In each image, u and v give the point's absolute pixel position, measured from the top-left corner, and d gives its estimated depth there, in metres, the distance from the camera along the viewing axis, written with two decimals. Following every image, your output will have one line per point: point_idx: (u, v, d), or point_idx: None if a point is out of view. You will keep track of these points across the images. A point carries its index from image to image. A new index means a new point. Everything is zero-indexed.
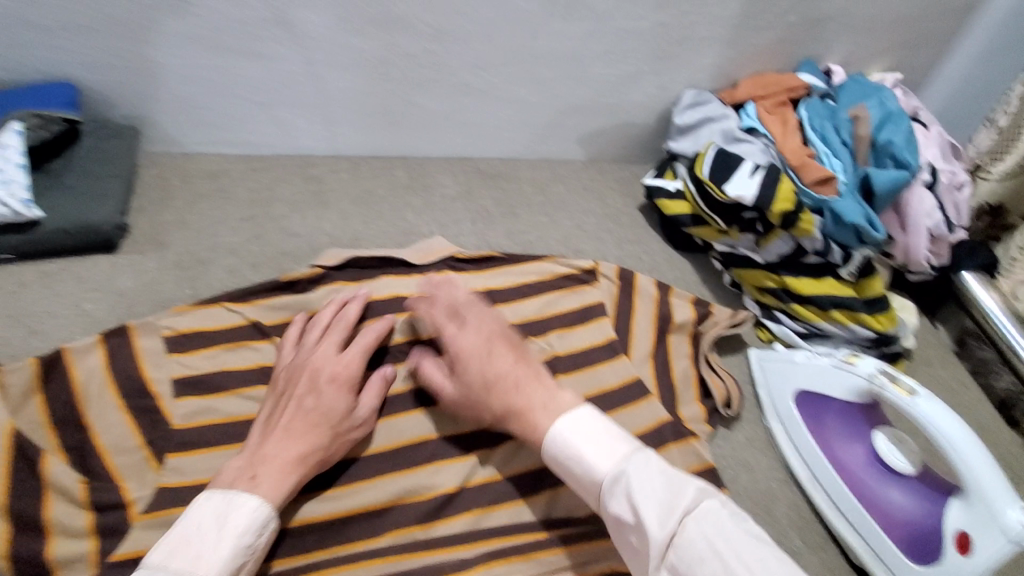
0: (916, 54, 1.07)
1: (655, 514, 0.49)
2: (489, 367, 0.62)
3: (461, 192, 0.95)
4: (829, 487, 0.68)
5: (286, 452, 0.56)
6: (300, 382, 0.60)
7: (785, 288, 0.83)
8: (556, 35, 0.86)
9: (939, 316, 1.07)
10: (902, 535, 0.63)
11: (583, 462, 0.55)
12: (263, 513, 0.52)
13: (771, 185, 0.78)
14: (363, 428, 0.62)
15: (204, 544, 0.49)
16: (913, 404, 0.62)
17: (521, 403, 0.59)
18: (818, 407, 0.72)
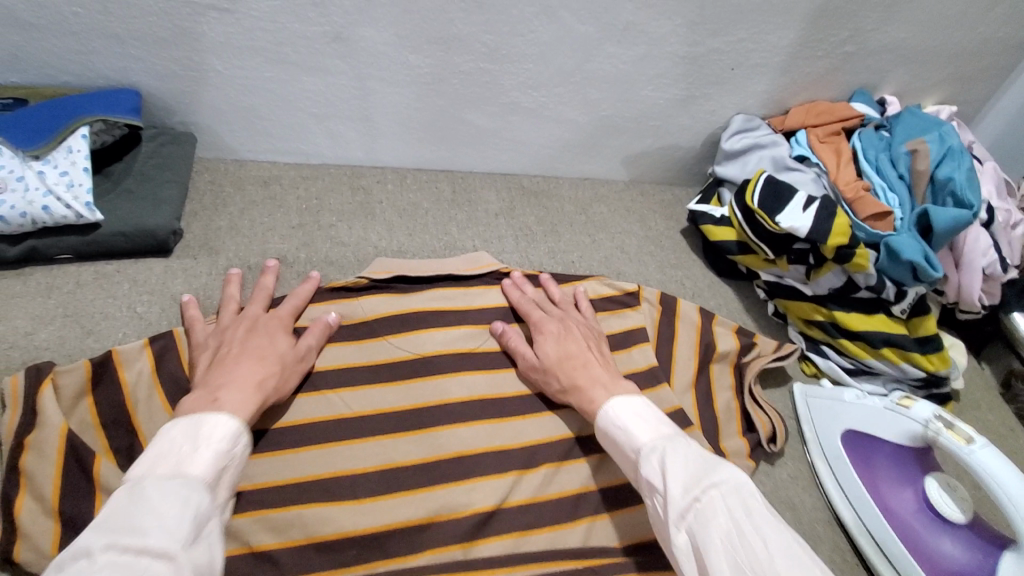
0: (972, 87, 1.05)
1: (680, 479, 0.51)
2: (564, 346, 0.70)
3: (504, 208, 0.96)
4: (877, 532, 0.66)
5: (243, 377, 0.57)
6: (238, 328, 0.63)
7: (834, 321, 0.81)
8: (609, 58, 0.86)
9: (984, 355, 1.03)
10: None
11: (627, 432, 0.59)
12: (237, 424, 0.52)
13: (826, 218, 0.77)
14: (307, 365, 0.64)
15: (182, 453, 0.48)
16: (971, 452, 0.60)
17: (586, 380, 0.66)
18: (867, 448, 0.70)
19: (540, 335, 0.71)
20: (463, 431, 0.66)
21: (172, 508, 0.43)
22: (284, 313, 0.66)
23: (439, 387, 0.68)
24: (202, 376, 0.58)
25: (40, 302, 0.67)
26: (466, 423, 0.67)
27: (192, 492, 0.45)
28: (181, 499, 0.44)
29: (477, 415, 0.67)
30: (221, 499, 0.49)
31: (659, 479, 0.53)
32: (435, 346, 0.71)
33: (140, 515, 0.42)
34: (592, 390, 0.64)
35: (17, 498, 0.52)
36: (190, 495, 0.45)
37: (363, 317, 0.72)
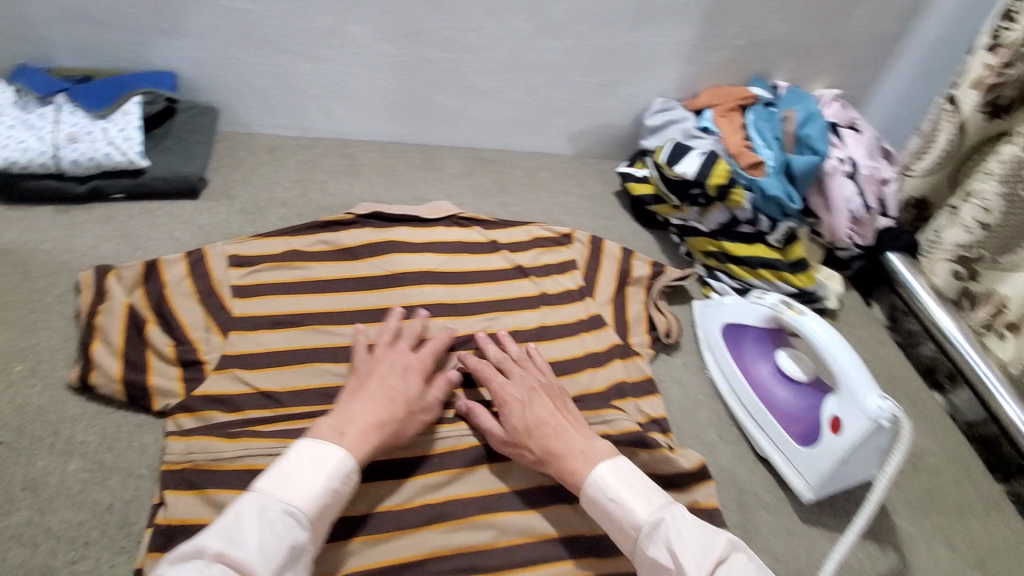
0: (856, 75, 1.27)
1: (690, 562, 0.59)
2: (529, 413, 0.73)
3: (465, 172, 1.18)
4: (743, 396, 0.85)
5: (365, 415, 0.68)
6: (381, 368, 0.74)
7: (724, 251, 1.02)
8: (545, 49, 1.09)
9: (875, 296, 1.21)
10: (794, 427, 0.79)
11: (624, 507, 0.64)
12: (348, 463, 0.63)
13: (709, 165, 0.98)
14: (430, 413, 0.74)
15: (304, 481, 0.60)
16: (801, 321, 0.78)
17: (563, 448, 0.70)
18: (738, 334, 0.89)
19: (503, 404, 0.75)
20: (424, 322, 0.87)
21: (276, 537, 0.55)
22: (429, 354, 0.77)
23: (407, 294, 0.89)
24: (343, 400, 0.71)
25: (101, 227, 0.88)
26: (430, 317, 0.88)
27: (295, 526, 0.57)
28: (285, 529, 0.56)
29: (435, 312, 0.88)
30: (317, 533, 0.60)
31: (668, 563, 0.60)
32: (411, 265, 0.93)
33: (248, 536, 0.54)
34: (568, 461, 0.69)
35: (93, 343, 0.73)
36: (293, 530, 0.57)
37: (345, 243, 0.93)
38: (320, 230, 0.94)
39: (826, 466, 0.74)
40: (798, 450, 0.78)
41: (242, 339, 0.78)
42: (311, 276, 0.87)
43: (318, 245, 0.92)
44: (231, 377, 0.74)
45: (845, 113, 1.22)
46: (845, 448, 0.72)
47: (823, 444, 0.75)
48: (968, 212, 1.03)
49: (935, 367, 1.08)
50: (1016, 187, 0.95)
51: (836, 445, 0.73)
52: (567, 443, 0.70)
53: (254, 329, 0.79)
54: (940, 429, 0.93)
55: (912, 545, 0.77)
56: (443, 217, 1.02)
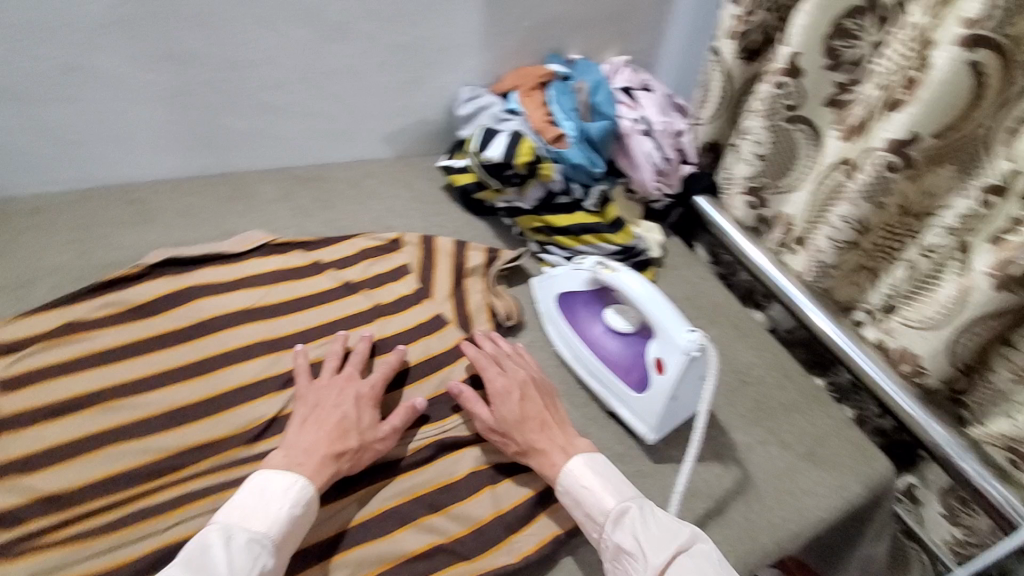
0: (642, 39, 1.36)
1: (654, 546, 0.64)
2: (522, 408, 0.77)
3: (280, 195, 1.10)
4: (585, 360, 0.88)
5: (316, 447, 0.70)
6: (336, 399, 0.75)
7: (548, 225, 1.05)
8: (335, 54, 1.05)
9: (696, 238, 1.35)
10: (629, 376, 0.83)
11: (595, 494, 0.70)
12: (306, 491, 0.66)
13: (514, 144, 1.00)
14: (384, 442, 0.74)
15: (266, 508, 0.64)
16: (614, 277, 0.83)
17: (541, 446, 0.74)
18: (571, 303, 0.92)
19: (496, 398, 0.78)
20: (245, 367, 0.80)
21: (244, 562, 0.59)
22: (381, 377, 0.79)
23: (220, 340, 0.81)
24: (296, 432, 0.72)
25: None
26: (253, 359, 0.81)
27: (261, 551, 0.60)
28: (252, 554, 0.60)
29: (256, 352, 0.81)
30: (287, 555, 0.64)
31: (631, 546, 0.64)
32: (224, 308, 0.85)
33: (219, 562, 0.58)
34: (543, 458, 0.74)
35: None
36: (260, 555, 0.60)
37: (139, 299, 0.83)
38: (105, 289, 0.83)
39: (660, 405, 0.78)
40: (637, 398, 0.82)
41: (21, 438, 0.69)
42: (101, 345, 0.78)
43: (106, 308, 0.80)
44: (12, 486, 0.66)
45: (638, 76, 1.30)
46: (672, 385, 0.77)
47: (655, 387, 0.79)
48: (746, 148, 1.14)
49: (753, 289, 1.24)
50: (776, 119, 1.08)
51: (665, 384, 0.78)
52: (548, 441, 0.75)
53: (35, 423, 0.70)
54: (761, 343, 1.03)
55: (750, 452, 0.86)
56: (255, 249, 0.94)
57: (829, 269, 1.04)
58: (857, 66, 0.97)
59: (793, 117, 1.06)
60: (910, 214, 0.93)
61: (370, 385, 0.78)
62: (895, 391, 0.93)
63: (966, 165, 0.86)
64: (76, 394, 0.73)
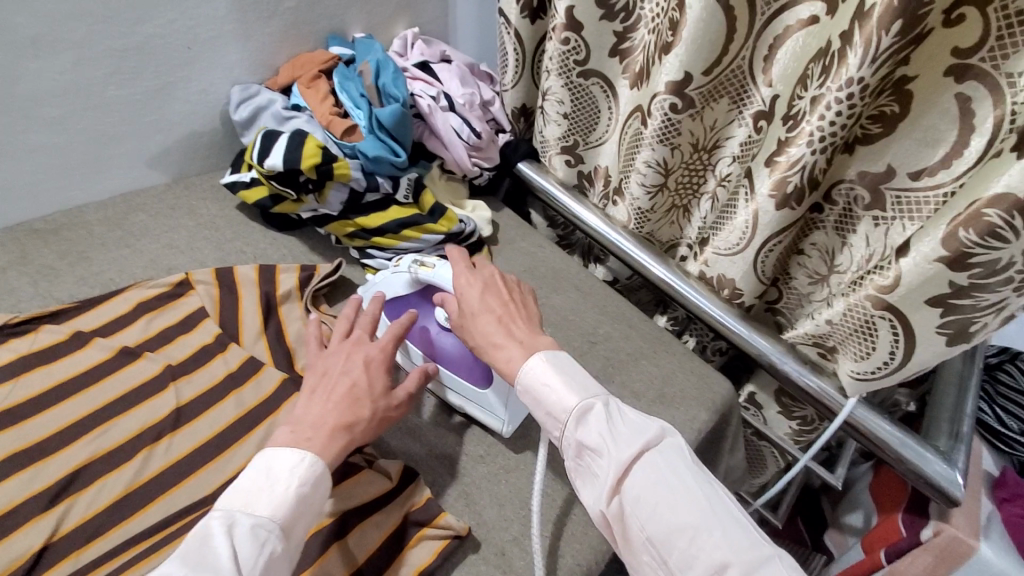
0: (429, 7, 1.28)
1: (620, 441, 0.61)
2: (484, 301, 0.76)
3: (14, 259, 0.89)
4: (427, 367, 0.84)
5: (325, 421, 0.65)
6: (344, 366, 0.71)
7: (363, 228, 0.96)
8: (39, 73, 0.84)
9: (528, 205, 1.34)
10: (470, 372, 0.80)
11: (557, 393, 0.66)
12: (316, 465, 0.60)
13: (297, 147, 0.88)
14: (398, 410, 0.71)
15: (270, 490, 0.57)
16: (433, 272, 0.83)
17: (499, 339, 0.72)
18: (402, 309, 0.88)
19: (462, 290, 0.78)
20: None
21: (249, 551, 0.52)
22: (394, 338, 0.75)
23: None
24: (305, 403, 0.67)
25: None
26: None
27: (268, 539, 0.54)
28: (259, 541, 0.53)
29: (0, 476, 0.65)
30: (295, 540, 0.58)
31: (596, 442, 0.62)
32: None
33: (222, 553, 0.51)
34: (499, 350, 0.71)
35: None
36: (267, 542, 0.54)
37: None
38: None
39: (507, 394, 0.78)
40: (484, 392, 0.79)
41: None
42: None
43: None
44: None
45: (433, 48, 1.23)
46: None
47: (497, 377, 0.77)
48: (551, 109, 1.13)
49: (591, 245, 1.26)
50: (569, 76, 1.07)
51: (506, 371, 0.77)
52: (506, 333, 0.72)
53: None
54: (602, 298, 1.04)
55: None
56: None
57: (646, 214, 1.08)
58: (628, 13, 0.98)
59: (585, 71, 1.06)
60: (701, 150, 0.98)
61: (380, 348, 0.74)
62: (722, 315, 0.99)
63: (736, 96, 0.91)
64: None
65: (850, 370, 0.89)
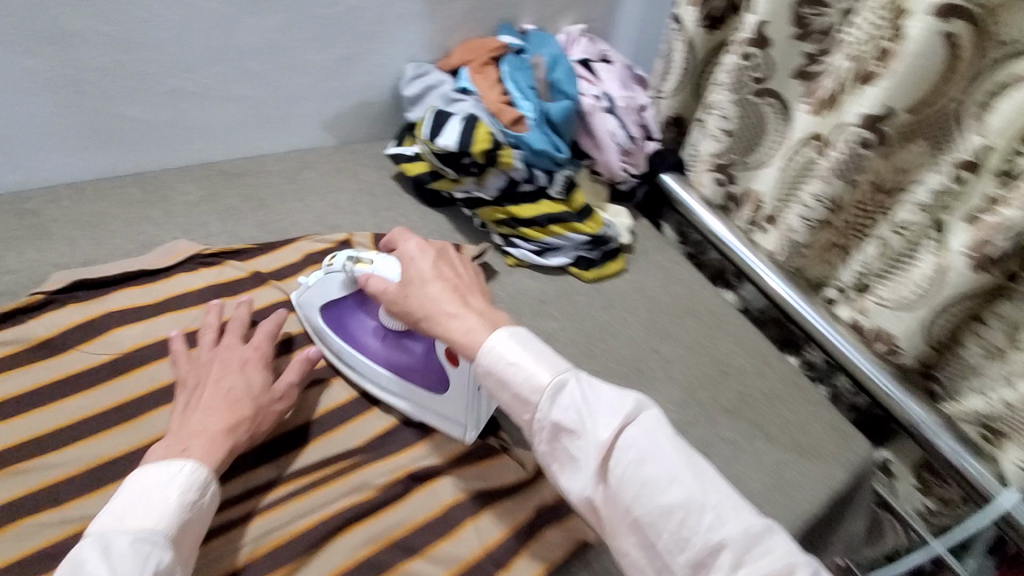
0: (597, 7, 1.27)
1: (599, 423, 0.59)
2: (435, 271, 0.71)
3: (205, 196, 0.96)
4: (375, 375, 0.79)
5: (209, 421, 0.65)
6: (214, 372, 0.70)
7: (512, 217, 0.97)
8: (253, 30, 0.90)
9: (663, 217, 1.30)
10: (426, 379, 0.77)
11: (525, 372, 0.61)
12: (200, 473, 0.60)
13: (469, 131, 0.90)
14: (284, 401, 0.72)
15: (149, 504, 0.56)
16: (369, 268, 0.74)
17: (455, 309, 0.67)
18: (339, 315, 0.81)
19: (410, 259, 0.72)
20: (38, 465, 0.64)
21: (132, 566, 0.52)
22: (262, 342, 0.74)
23: (154, 373, 0.72)
24: (181, 417, 0.66)
25: None
26: (44, 455, 0.65)
27: (154, 550, 0.54)
28: (142, 555, 0.53)
29: (40, 449, 0.65)
30: (187, 548, 0.58)
31: (573, 423, 0.59)
32: (7, 390, 0.68)
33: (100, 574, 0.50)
34: (454, 320, 0.67)
35: None
36: (153, 553, 0.54)
37: (41, 334, 0.72)
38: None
39: (465, 400, 0.74)
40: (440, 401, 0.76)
41: None
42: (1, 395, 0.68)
43: (12, 345, 0.71)
44: None
45: (595, 46, 1.22)
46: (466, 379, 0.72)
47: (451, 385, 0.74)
48: (712, 122, 1.09)
49: (723, 269, 1.21)
50: (743, 93, 1.03)
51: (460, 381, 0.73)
52: (462, 303, 0.68)
53: None
54: (738, 329, 1.00)
55: (738, 452, 0.84)
56: (54, 294, 0.76)
57: (801, 246, 1.02)
58: (826, 36, 0.92)
59: (761, 89, 1.01)
60: (882, 191, 0.91)
61: (254, 349, 0.74)
62: (872, 370, 0.93)
63: (937, 141, 0.83)
64: None
65: (1016, 459, 0.83)
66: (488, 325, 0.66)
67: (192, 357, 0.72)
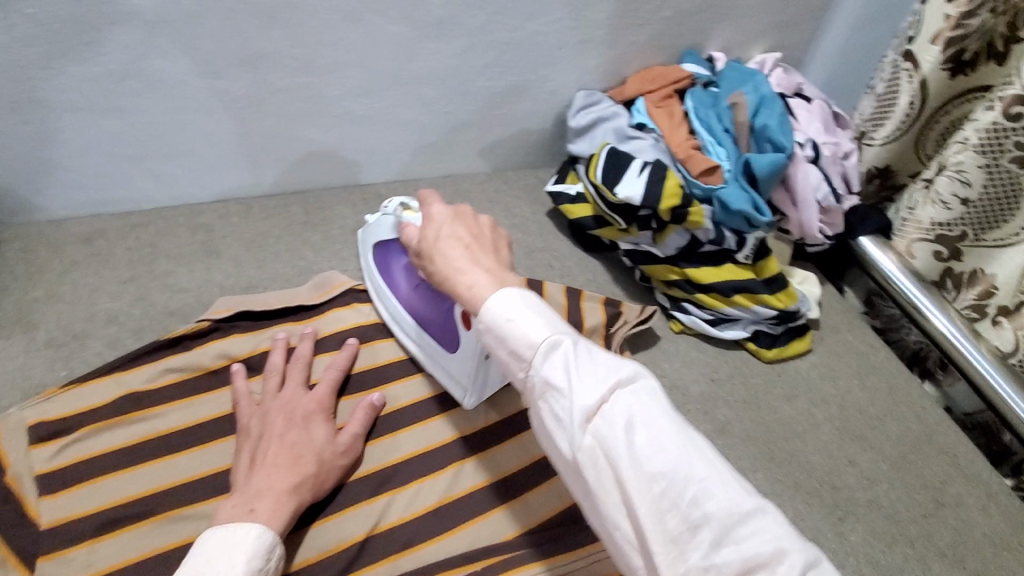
0: (795, 32, 1.10)
1: (586, 382, 0.43)
2: (450, 226, 0.56)
3: (362, 221, 0.93)
4: (398, 318, 0.76)
5: (273, 480, 0.58)
6: (277, 422, 0.64)
7: (687, 279, 0.85)
8: (432, 54, 0.84)
9: (847, 279, 1.09)
10: (439, 333, 0.73)
11: (517, 329, 0.46)
12: (267, 538, 0.53)
13: (657, 181, 0.80)
14: (348, 455, 0.66)
15: (218, 572, 0.49)
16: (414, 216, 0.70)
17: (462, 264, 0.52)
18: (387, 252, 0.77)
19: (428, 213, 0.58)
20: (191, 513, 0.60)
21: None
22: (328, 390, 0.69)
23: None
24: (243, 474, 0.60)
25: None
26: (196, 502, 0.61)
27: None
28: None
29: (191, 497, 0.61)
30: None
31: (559, 383, 0.43)
32: (165, 424, 0.65)
33: None
34: (460, 278, 0.51)
35: None
36: None
37: (203, 365, 0.70)
38: (159, 352, 0.70)
39: (472, 365, 0.70)
40: (450, 360, 0.72)
41: (60, 562, 0.56)
42: (157, 427, 0.65)
43: (174, 373, 0.68)
44: None
45: (790, 79, 1.05)
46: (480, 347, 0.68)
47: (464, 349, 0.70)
48: (943, 186, 0.89)
49: (924, 353, 1.00)
50: (997, 158, 0.82)
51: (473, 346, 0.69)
52: (471, 259, 0.52)
53: (79, 541, 0.57)
54: (954, 446, 0.82)
55: None
56: (219, 322, 0.73)
57: None
58: None
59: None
60: None
61: (314, 398, 0.68)
62: None
63: None
64: (134, 490, 0.60)
65: None
66: (494, 284, 0.49)
67: (252, 404, 0.66)
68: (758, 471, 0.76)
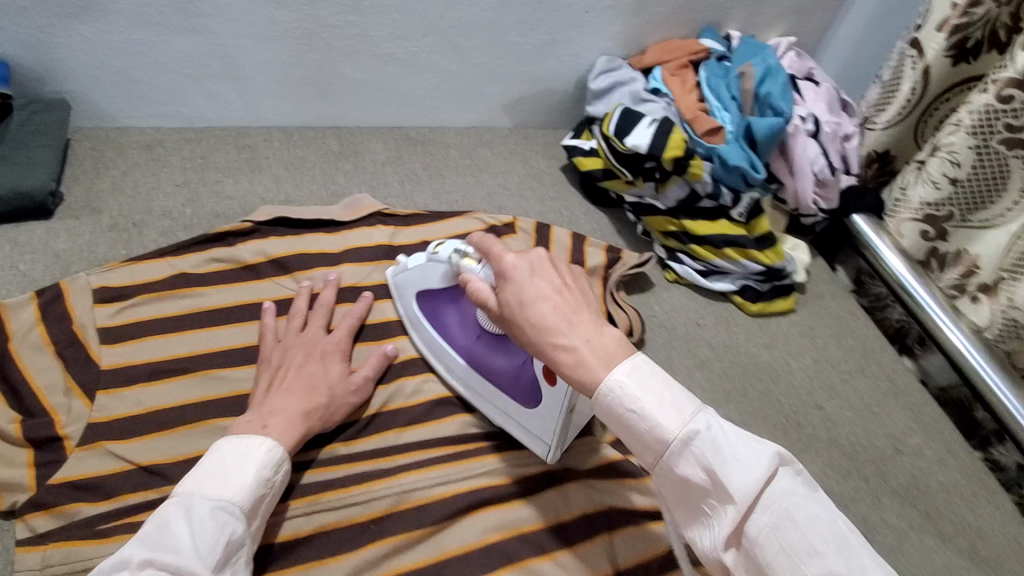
0: (813, 20, 1.15)
1: (732, 481, 0.45)
2: (533, 289, 0.53)
3: (391, 157, 1.02)
4: (461, 372, 0.74)
5: (286, 407, 0.63)
6: (296, 358, 0.70)
7: (685, 231, 0.92)
8: (469, 6, 0.92)
9: (839, 260, 1.16)
10: (511, 388, 0.71)
11: (648, 419, 0.47)
12: (278, 452, 0.58)
13: (663, 134, 0.87)
14: (358, 393, 0.71)
15: (230, 475, 0.54)
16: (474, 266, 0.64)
17: (561, 332, 0.51)
18: (435, 304, 0.76)
19: (504, 275, 0.55)
20: (223, 376, 0.70)
21: (208, 535, 0.50)
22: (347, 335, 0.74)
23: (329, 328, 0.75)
24: (261, 396, 0.66)
25: None
26: (231, 367, 0.70)
27: (230, 518, 0.52)
28: (219, 525, 0.51)
29: (224, 362, 0.71)
30: (254, 523, 0.55)
31: (704, 479, 0.47)
32: (206, 302, 0.74)
33: (180, 537, 0.48)
34: (560, 353, 0.51)
35: None
36: (228, 523, 0.52)
37: (242, 258, 0.78)
38: (207, 244, 0.79)
39: (556, 422, 0.66)
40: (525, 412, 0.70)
41: (112, 399, 0.65)
42: (200, 305, 0.74)
43: (216, 262, 0.77)
44: (102, 452, 0.62)
45: (802, 63, 1.11)
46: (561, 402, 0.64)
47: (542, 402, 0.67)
48: (933, 167, 0.95)
49: (905, 331, 1.06)
50: (988, 139, 0.88)
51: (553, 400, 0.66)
52: (572, 332, 0.51)
53: (127, 386, 0.67)
54: (919, 405, 0.88)
55: (902, 542, 0.75)
56: (259, 225, 0.82)
57: (1017, 327, 0.89)
58: None
59: (1012, 139, 0.86)
60: None
61: (332, 337, 0.74)
62: None
63: None
64: (178, 350, 0.70)
65: None
66: (598, 363, 0.50)
67: (276, 338, 0.72)
68: (731, 405, 0.84)
